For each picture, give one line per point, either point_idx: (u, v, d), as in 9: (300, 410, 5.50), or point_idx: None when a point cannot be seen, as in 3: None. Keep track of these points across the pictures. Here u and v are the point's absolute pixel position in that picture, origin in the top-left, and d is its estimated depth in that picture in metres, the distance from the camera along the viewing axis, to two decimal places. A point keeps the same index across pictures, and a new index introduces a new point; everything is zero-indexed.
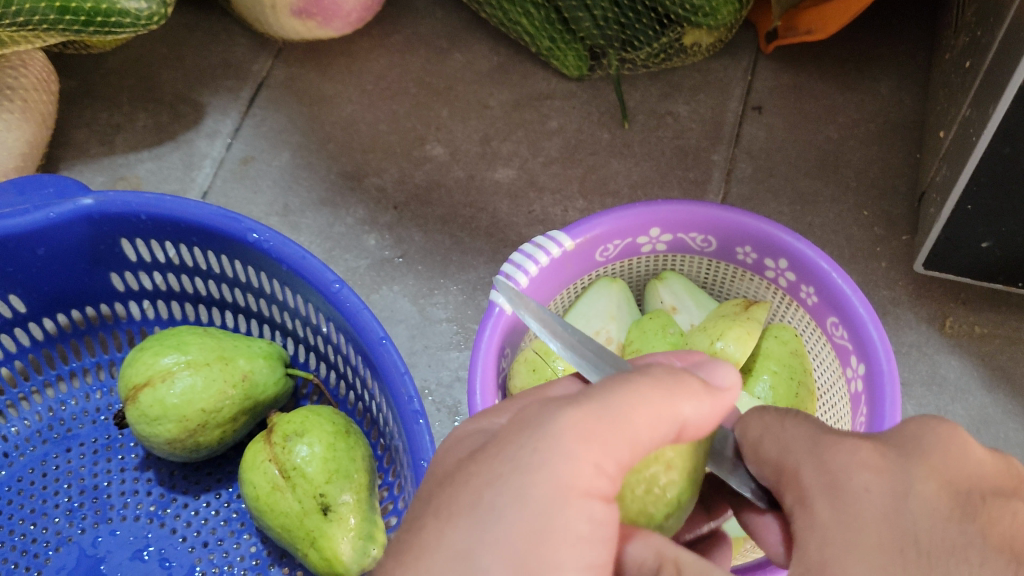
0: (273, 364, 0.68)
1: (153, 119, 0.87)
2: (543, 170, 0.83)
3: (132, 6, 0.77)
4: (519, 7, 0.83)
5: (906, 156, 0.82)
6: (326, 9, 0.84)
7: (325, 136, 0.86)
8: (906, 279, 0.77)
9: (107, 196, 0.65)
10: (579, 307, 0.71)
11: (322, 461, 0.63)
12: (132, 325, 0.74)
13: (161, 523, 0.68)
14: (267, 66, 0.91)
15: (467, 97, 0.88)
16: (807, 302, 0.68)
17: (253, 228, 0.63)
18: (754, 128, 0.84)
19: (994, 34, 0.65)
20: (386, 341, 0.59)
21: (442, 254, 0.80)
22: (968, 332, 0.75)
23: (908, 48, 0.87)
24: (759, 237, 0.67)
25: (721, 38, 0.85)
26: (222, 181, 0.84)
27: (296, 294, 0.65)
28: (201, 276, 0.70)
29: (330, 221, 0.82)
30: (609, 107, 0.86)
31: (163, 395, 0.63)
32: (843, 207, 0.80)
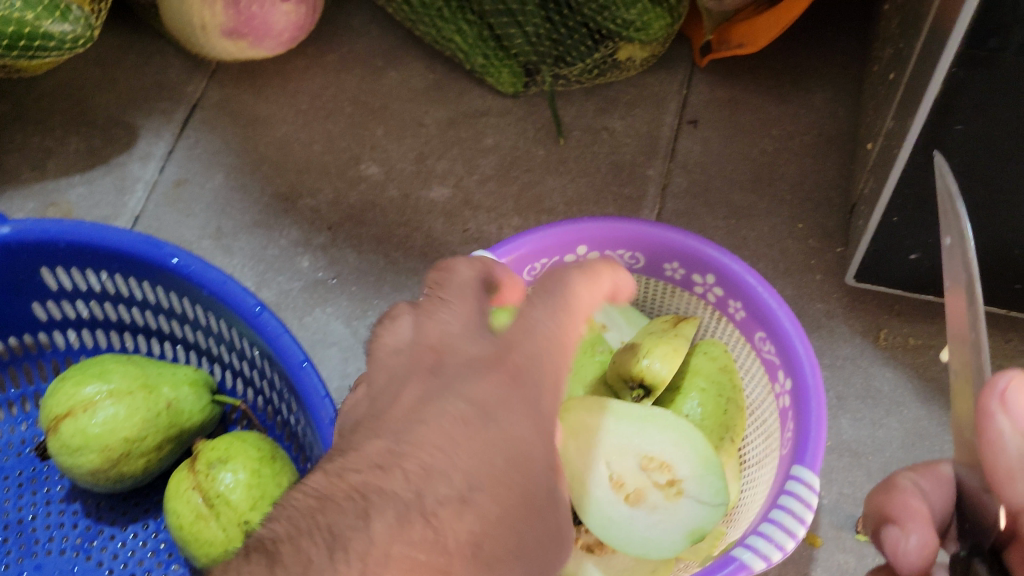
0: (198, 391, 0.67)
1: (85, 143, 0.86)
2: (478, 189, 0.82)
3: (56, 29, 0.76)
4: (452, 24, 0.83)
5: (840, 167, 0.82)
6: (257, 30, 0.83)
7: (259, 157, 0.86)
8: (840, 291, 0.77)
9: (23, 224, 0.64)
10: None
11: (245, 489, 0.61)
12: (57, 355, 0.73)
13: (88, 555, 0.67)
14: (201, 88, 0.90)
15: (403, 116, 0.87)
16: (736, 317, 0.67)
17: (172, 253, 0.63)
18: (689, 142, 0.84)
19: (913, 46, 0.65)
20: (306, 364, 0.59)
21: (376, 274, 0.79)
22: (903, 344, 0.74)
23: (842, 60, 0.87)
24: (687, 253, 0.67)
25: (655, 52, 0.85)
26: (154, 205, 0.83)
27: (219, 318, 0.65)
28: (124, 302, 0.69)
29: (263, 243, 0.81)
30: (544, 124, 0.85)
31: (85, 425, 0.62)
32: (778, 220, 0.80)
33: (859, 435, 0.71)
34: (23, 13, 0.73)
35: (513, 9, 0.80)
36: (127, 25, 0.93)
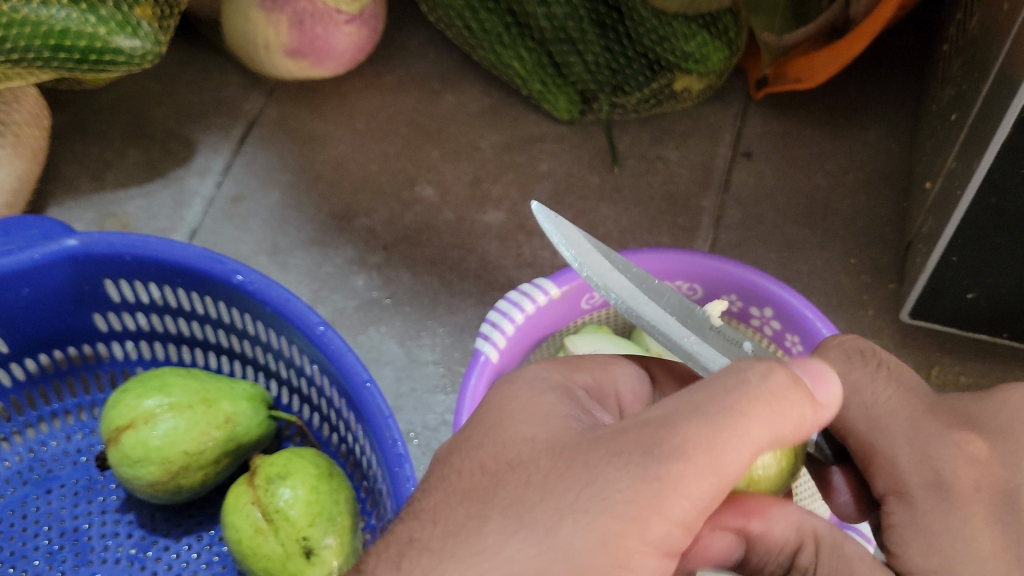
0: (256, 407, 0.68)
1: (144, 156, 0.87)
2: (533, 214, 0.83)
3: (126, 44, 0.77)
4: (511, 51, 0.83)
5: (894, 204, 0.82)
6: (319, 50, 0.84)
7: (316, 174, 0.87)
8: (893, 327, 0.77)
9: (91, 237, 0.65)
10: None
11: (305, 504, 0.61)
12: (114, 366, 0.74)
13: (141, 566, 0.67)
14: (259, 105, 0.91)
15: (458, 139, 0.88)
16: (793, 351, 0.67)
17: (237, 269, 0.63)
18: (743, 174, 0.85)
19: (979, 89, 0.66)
20: (370, 383, 0.59)
21: (430, 295, 0.80)
22: (954, 382, 0.74)
23: (895, 98, 0.88)
24: (745, 285, 0.67)
25: (711, 85, 0.85)
26: (211, 219, 0.84)
27: (281, 335, 0.65)
28: (184, 316, 0.70)
29: (319, 261, 0.82)
30: (599, 151, 0.86)
31: (146, 437, 0.63)
32: (831, 255, 0.80)
33: None
34: (96, 28, 0.74)
35: (574, 38, 0.81)
36: (188, 41, 0.95)
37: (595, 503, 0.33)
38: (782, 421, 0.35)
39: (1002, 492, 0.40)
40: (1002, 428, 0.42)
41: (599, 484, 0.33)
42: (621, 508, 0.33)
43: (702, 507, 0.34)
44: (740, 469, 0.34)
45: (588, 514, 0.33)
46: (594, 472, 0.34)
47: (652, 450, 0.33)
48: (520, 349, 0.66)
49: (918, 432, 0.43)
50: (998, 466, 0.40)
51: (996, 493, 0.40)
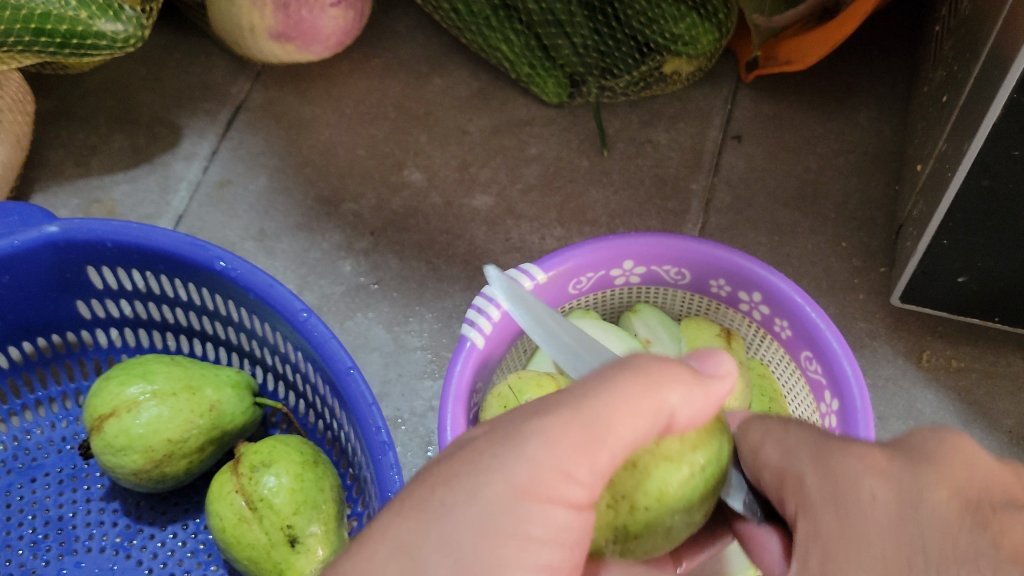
0: (241, 394, 0.67)
1: (130, 141, 0.86)
2: (522, 198, 0.83)
3: (108, 28, 0.76)
4: (499, 34, 0.83)
5: (886, 187, 0.82)
6: (305, 33, 0.83)
7: (303, 159, 0.86)
8: (884, 311, 0.76)
9: (73, 223, 0.64)
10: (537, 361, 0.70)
11: (289, 492, 0.61)
12: (99, 353, 0.73)
13: (126, 555, 0.67)
14: (246, 89, 0.90)
15: (447, 123, 0.87)
16: (781, 335, 0.67)
17: (220, 256, 0.63)
18: (733, 157, 0.84)
19: (971, 70, 0.65)
20: (353, 370, 0.59)
21: (418, 281, 0.79)
22: (945, 366, 0.74)
23: (887, 80, 0.87)
24: (733, 271, 0.66)
25: (701, 67, 0.84)
26: (198, 205, 0.84)
27: (265, 322, 0.65)
28: (169, 303, 0.69)
29: (306, 246, 0.81)
30: (589, 135, 0.86)
31: (129, 425, 0.63)
32: (822, 238, 0.79)
33: None
34: (77, 12, 0.74)
35: (562, 20, 0.80)
36: (174, 23, 0.94)
37: (478, 467, 0.34)
38: (656, 380, 0.36)
39: (904, 502, 0.35)
40: (913, 458, 0.37)
41: (504, 441, 0.35)
42: (497, 462, 0.34)
43: (584, 459, 0.35)
44: (614, 420, 0.35)
45: (475, 479, 0.34)
46: (480, 442, 0.35)
47: (545, 411, 0.35)
48: (506, 338, 0.65)
49: (822, 449, 0.38)
50: (902, 485, 0.36)
51: (897, 509, 0.35)
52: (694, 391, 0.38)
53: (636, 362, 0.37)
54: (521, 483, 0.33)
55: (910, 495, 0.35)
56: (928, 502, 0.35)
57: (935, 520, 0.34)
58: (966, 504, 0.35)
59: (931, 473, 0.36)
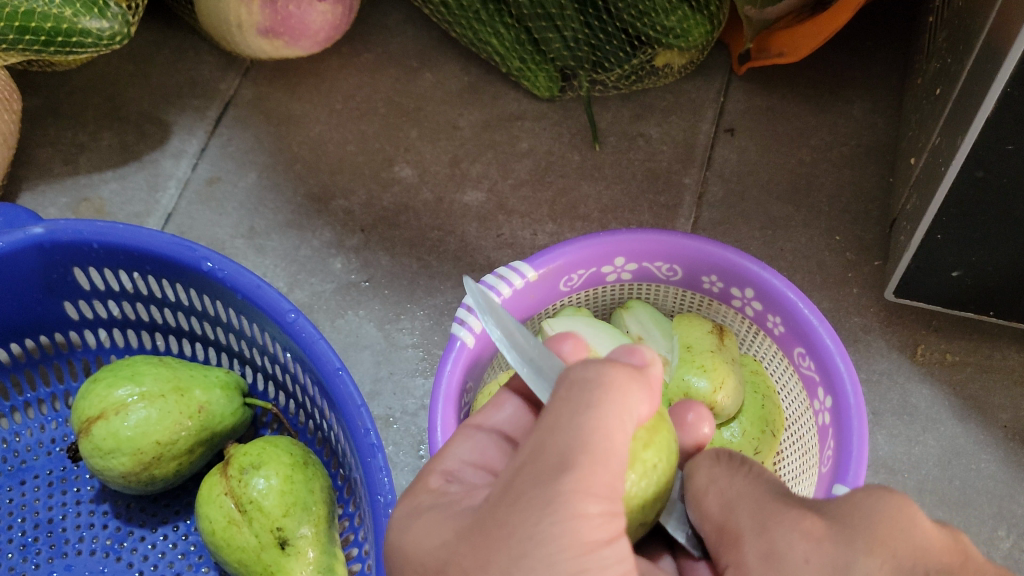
0: (230, 394, 0.66)
1: (118, 139, 0.86)
2: (513, 193, 0.82)
3: (94, 26, 0.75)
4: (489, 27, 0.82)
5: (879, 180, 0.81)
6: (293, 29, 0.82)
7: (292, 155, 0.85)
8: (878, 305, 0.76)
9: (58, 224, 0.64)
10: None
11: (279, 494, 0.61)
12: (88, 354, 0.73)
13: (117, 557, 0.67)
14: (235, 85, 0.89)
15: (437, 118, 0.86)
16: (774, 332, 0.66)
17: (207, 256, 0.62)
18: (726, 150, 0.83)
19: (964, 62, 0.64)
20: (342, 371, 0.58)
21: (409, 278, 0.78)
22: (939, 360, 0.73)
23: (881, 71, 0.86)
24: (725, 267, 0.65)
25: (693, 59, 0.84)
26: (187, 203, 0.83)
27: (253, 323, 0.64)
28: (156, 304, 0.69)
29: (296, 244, 0.80)
30: (580, 129, 0.85)
31: (117, 428, 0.62)
32: (815, 232, 0.79)
33: (894, 452, 0.70)
34: (61, 9, 0.73)
35: (552, 13, 0.79)
36: (162, 19, 0.93)
37: (531, 545, 0.32)
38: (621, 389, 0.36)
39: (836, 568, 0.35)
40: (850, 518, 0.37)
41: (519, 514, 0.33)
42: (546, 531, 0.32)
43: (610, 492, 0.34)
44: (612, 445, 0.34)
45: (530, 556, 0.32)
46: (504, 517, 0.33)
47: (543, 471, 0.34)
48: (496, 335, 0.65)
49: (761, 510, 0.38)
50: (837, 550, 0.36)
51: (828, 573, 0.35)
52: (644, 386, 0.37)
53: (593, 375, 0.36)
54: (580, 542, 0.32)
55: (842, 562, 0.35)
56: (859, 571, 0.35)
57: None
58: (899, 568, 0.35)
59: (865, 536, 0.36)
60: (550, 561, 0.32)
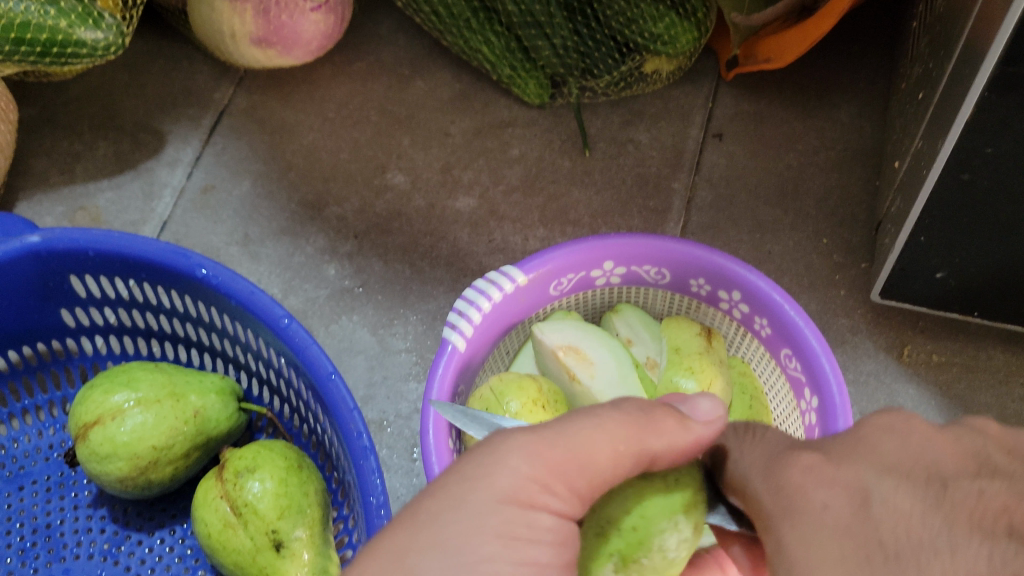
0: (226, 399, 0.67)
1: (114, 148, 0.87)
2: (504, 199, 0.83)
3: (88, 37, 0.76)
4: (480, 35, 0.83)
5: (866, 183, 0.82)
6: (286, 38, 0.83)
7: (286, 163, 0.86)
8: (865, 307, 0.77)
9: (53, 232, 0.65)
10: (519, 363, 0.71)
11: (274, 497, 0.61)
12: (84, 361, 0.74)
13: (115, 561, 0.67)
14: (229, 94, 0.90)
15: (429, 125, 0.88)
16: (761, 334, 0.67)
17: (201, 263, 0.63)
18: (714, 155, 0.84)
19: (945, 67, 0.65)
20: (334, 376, 0.59)
21: (403, 283, 0.79)
22: (926, 361, 0.74)
23: (867, 76, 0.87)
24: (713, 270, 0.66)
25: (681, 65, 0.85)
26: (182, 211, 0.84)
27: (247, 328, 0.65)
28: (152, 310, 0.70)
29: (290, 251, 0.81)
30: (570, 135, 0.86)
31: (114, 433, 0.63)
32: (802, 235, 0.80)
33: None
34: (56, 20, 0.74)
35: (541, 21, 0.80)
36: (156, 29, 0.94)
37: (471, 484, 0.37)
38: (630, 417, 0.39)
39: (856, 502, 0.37)
40: (854, 450, 0.39)
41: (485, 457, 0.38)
42: (484, 472, 0.37)
43: (562, 474, 0.38)
44: (594, 445, 0.39)
45: (462, 497, 0.37)
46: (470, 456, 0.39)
47: (533, 428, 0.39)
48: (487, 339, 0.66)
49: (772, 461, 0.40)
50: (850, 476, 0.38)
51: (851, 505, 0.37)
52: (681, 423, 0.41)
53: (628, 405, 0.41)
54: (504, 491, 0.37)
55: (861, 491, 0.37)
56: (879, 498, 0.37)
57: (891, 517, 0.36)
58: (914, 488, 0.37)
59: (866, 461, 0.38)
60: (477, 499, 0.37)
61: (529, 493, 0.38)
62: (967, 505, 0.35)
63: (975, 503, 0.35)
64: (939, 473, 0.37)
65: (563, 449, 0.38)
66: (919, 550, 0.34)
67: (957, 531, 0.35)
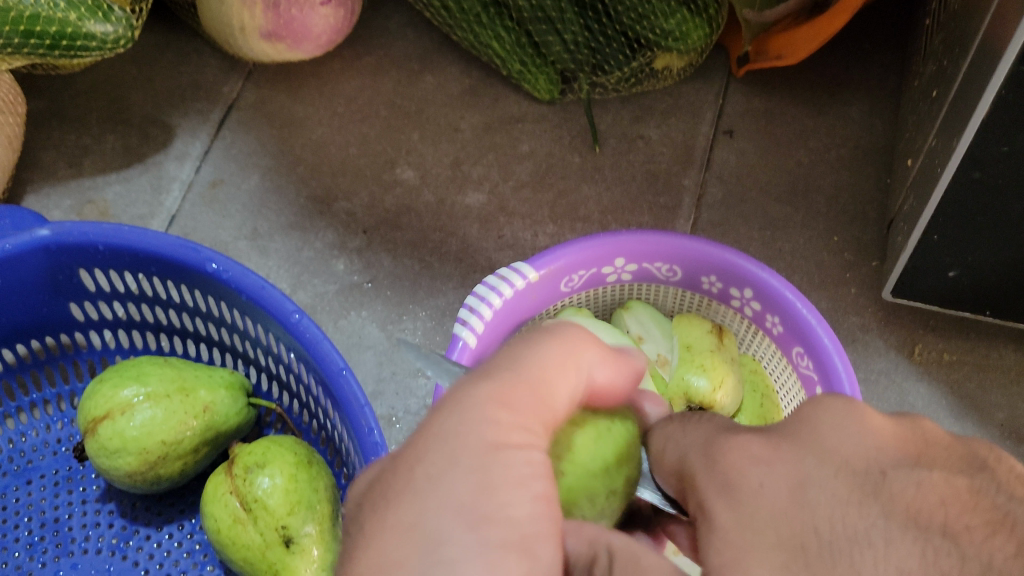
0: (235, 394, 0.67)
1: (122, 142, 0.86)
2: (514, 195, 0.83)
3: (97, 29, 0.76)
4: (490, 31, 0.82)
5: (877, 181, 0.82)
6: (295, 32, 0.83)
7: (295, 158, 0.86)
8: (876, 305, 0.77)
9: (63, 226, 0.64)
10: None
11: (283, 493, 0.61)
12: (93, 355, 0.73)
13: (123, 556, 0.67)
14: (237, 88, 0.90)
15: (439, 120, 0.87)
16: (773, 332, 0.67)
17: (212, 258, 0.63)
18: (725, 152, 0.84)
19: (960, 64, 0.65)
20: (346, 372, 0.59)
21: (412, 279, 0.79)
22: (937, 360, 0.74)
23: (878, 73, 0.87)
24: (724, 267, 0.66)
25: (692, 62, 0.84)
26: (190, 205, 0.84)
27: (257, 324, 0.65)
28: (162, 305, 0.69)
29: (299, 245, 0.81)
30: (580, 132, 0.86)
31: (123, 427, 0.63)
32: (813, 233, 0.80)
33: None
34: (65, 13, 0.74)
35: (552, 17, 0.80)
36: (164, 23, 0.93)
37: (448, 437, 0.35)
38: (576, 350, 0.39)
39: (793, 487, 0.33)
40: (801, 434, 0.35)
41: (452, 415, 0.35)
42: (460, 427, 0.35)
43: (528, 412, 0.37)
44: (547, 376, 0.38)
45: (442, 454, 0.34)
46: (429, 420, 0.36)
47: (479, 373, 0.37)
48: (497, 336, 0.66)
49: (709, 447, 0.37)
50: (787, 462, 0.34)
51: (787, 489, 0.33)
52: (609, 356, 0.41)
53: (552, 328, 0.40)
54: (488, 441, 0.35)
55: (797, 477, 0.33)
56: (814, 483, 0.33)
57: (824, 503, 0.32)
58: (855, 474, 0.33)
59: (811, 446, 0.34)
60: (461, 459, 0.34)
61: (507, 439, 0.35)
62: (904, 497, 0.31)
63: (914, 494, 0.31)
64: (880, 462, 0.33)
65: (521, 388, 0.37)
66: (851, 542, 0.31)
67: (892, 522, 0.31)
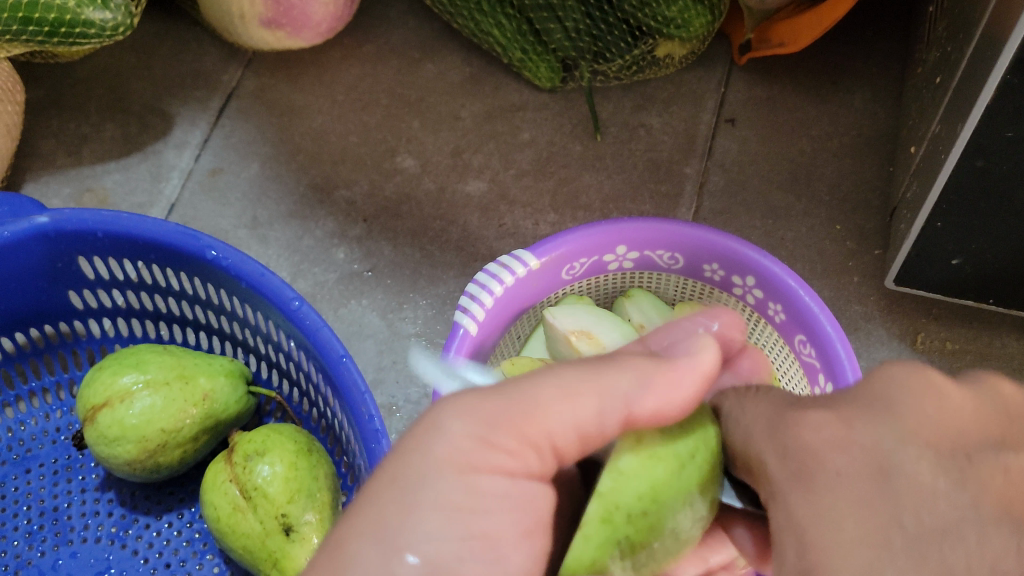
0: (235, 382, 0.67)
1: (121, 130, 0.86)
2: (515, 183, 0.82)
3: (97, 17, 0.76)
4: (491, 18, 0.82)
5: (879, 169, 0.81)
6: (295, 20, 0.83)
7: (295, 146, 0.86)
8: (878, 294, 0.76)
9: (62, 213, 0.64)
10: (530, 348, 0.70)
11: (283, 481, 0.61)
12: (92, 343, 0.73)
13: (122, 544, 0.67)
14: (237, 77, 0.90)
15: (439, 109, 0.87)
16: (775, 319, 0.66)
17: (211, 245, 0.63)
18: (727, 141, 0.84)
19: (964, 50, 0.65)
20: (346, 358, 0.59)
21: (412, 267, 0.79)
22: (940, 348, 0.74)
23: (881, 61, 0.87)
24: (726, 255, 0.66)
25: (694, 50, 0.84)
26: (190, 193, 0.83)
27: (257, 311, 0.65)
28: (161, 293, 0.69)
29: (299, 234, 0.81)
30: (581, 120, 0.85)
31: (122, 415, 0.63)
32: (816, 221, 0.79)
33: None
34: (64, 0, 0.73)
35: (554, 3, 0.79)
36: (164, 11, 0.93)
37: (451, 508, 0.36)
38: (572, 382, 0.39)
39: (878, 470, 0.35)
40: (872, 407, 0.37)
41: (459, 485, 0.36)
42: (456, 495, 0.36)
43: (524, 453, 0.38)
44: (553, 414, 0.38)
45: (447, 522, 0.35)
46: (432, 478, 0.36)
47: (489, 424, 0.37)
48: (498, 323, 0.65)
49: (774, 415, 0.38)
50: (865, 441, 0.35)
51: (870, 472, 0.35)
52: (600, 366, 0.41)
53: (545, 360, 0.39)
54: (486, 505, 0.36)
55: (883, 460, 0.35)
56: (900, 468, 0.34)
57: (913, 488, 0.34)
58: (942, 457, 0.34)
59: (890, 419, 0.36)
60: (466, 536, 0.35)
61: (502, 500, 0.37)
62: (994, 481, 0.34)
63: (1004, 481, 0.34)
64: (959, 447, 0.35)
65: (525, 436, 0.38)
66: (946, 536, 0.32)
67: (984, 510, 0.33)
